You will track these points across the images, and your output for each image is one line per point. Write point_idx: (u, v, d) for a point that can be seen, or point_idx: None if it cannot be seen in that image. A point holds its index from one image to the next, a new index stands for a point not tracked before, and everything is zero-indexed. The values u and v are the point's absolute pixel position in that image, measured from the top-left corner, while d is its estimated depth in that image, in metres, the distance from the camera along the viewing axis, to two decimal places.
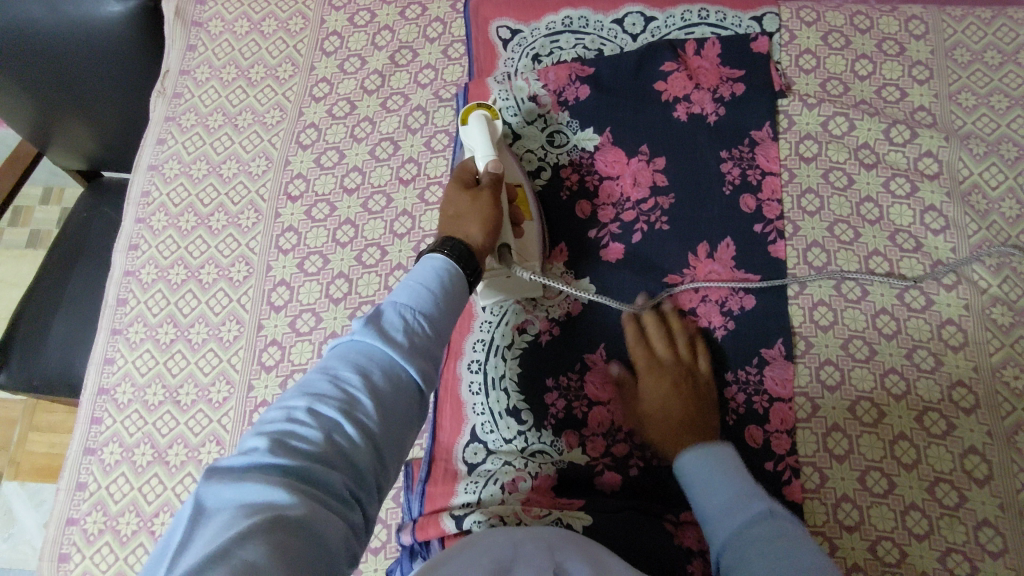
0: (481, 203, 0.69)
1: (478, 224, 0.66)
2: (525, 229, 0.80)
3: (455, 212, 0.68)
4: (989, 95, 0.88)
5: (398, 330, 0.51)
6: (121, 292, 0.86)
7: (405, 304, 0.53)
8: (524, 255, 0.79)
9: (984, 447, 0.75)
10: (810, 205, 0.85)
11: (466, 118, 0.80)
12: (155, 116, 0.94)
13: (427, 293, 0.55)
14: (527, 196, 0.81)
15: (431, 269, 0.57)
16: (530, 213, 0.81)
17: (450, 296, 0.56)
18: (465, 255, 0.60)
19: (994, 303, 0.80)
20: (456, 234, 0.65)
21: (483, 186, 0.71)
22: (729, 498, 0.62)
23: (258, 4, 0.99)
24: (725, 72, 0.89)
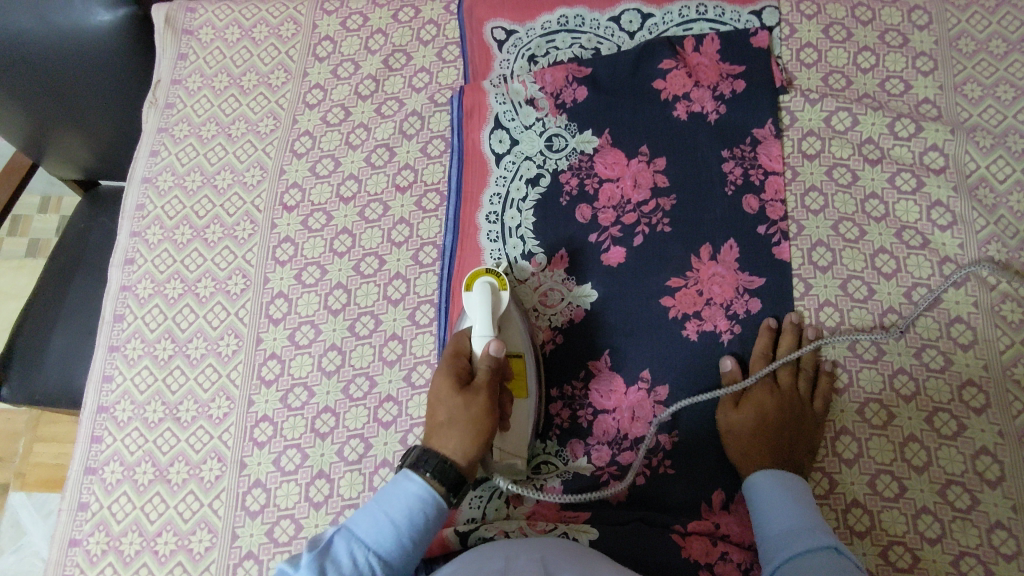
0: (473, 407, 0.66)
1: (462, 436, 0.65)
2: (514, 417, 0.74)
3: (442, 417, 0.67)
4: (995, 85, 0.86)
5: (348, 570, 0.57)
6: (118, 308, 0.85)
7: (366, 544, 0.59)
8: (507, 449, 0.73)
9: (996, 448, 0.74)
10: (814, 204, 0.84)
11: (471, 282, 0.76)
12: (148, 128, 0.93)
13: (393, 529, 0.59)
14: (524, 372, 0.75)
15: (403, 497, 0.61)
16: (526, 395, 0.75)
17: (421, 539, 0.61)
18: (448, 469, 0.63)
19: (1003, 300, 0.78)
20: (441, 447, 0.65)
21: (479, 389, 0.67)
22: (794, 525, 0.64)
23: (249, 10, 0.97)
24: (725, 68, 0.88)
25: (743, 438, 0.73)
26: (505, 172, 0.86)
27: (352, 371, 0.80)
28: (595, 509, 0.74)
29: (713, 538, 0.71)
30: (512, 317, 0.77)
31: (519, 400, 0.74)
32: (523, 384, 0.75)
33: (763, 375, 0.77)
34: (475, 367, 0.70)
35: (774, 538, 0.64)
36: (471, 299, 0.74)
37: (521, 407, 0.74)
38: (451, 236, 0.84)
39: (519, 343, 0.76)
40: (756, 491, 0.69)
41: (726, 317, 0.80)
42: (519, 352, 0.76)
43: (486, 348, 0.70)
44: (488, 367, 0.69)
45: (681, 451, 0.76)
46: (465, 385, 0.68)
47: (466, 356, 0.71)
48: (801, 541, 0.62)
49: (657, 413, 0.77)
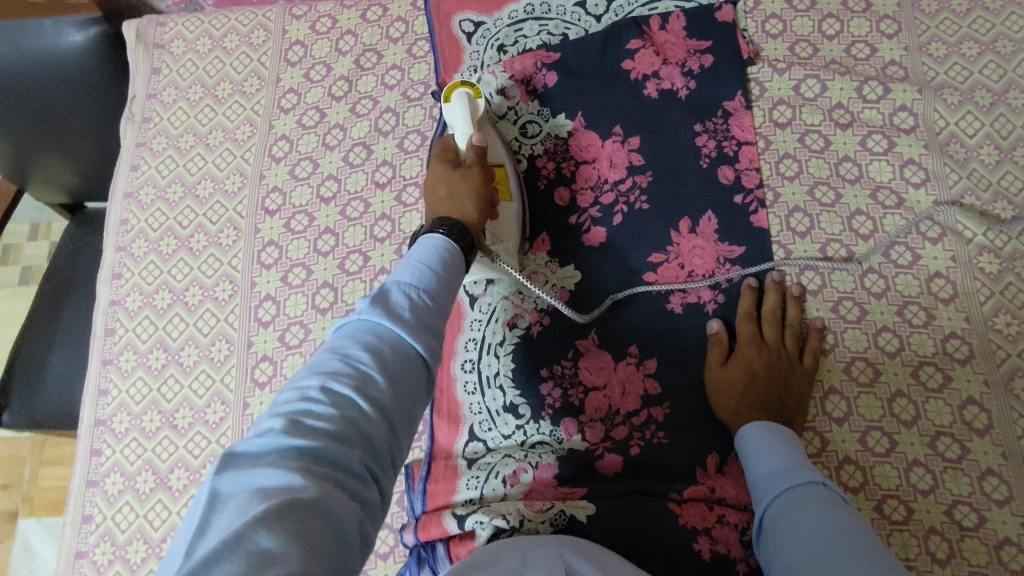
0: (471, 179, 0.69)
1: (471, 202, 0.67)
2: (503, 213, 0.79)
3: (445, 191, 0.69)
4: (959, 43, 0.87)
5: (403, 307, 0.49)
6: (109, 322, 0.86)
7: (408, 281, 0.51)
8: (499, 234, 0.78)
9: (982, 397, 0.75)
10: (788, 170, 0.85)
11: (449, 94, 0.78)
12: (127, 143, 0.94)
13: (427, 271, 0.53)
14: (507, 179, 0.81)
15: (429, 247, 0.56)
16: (510, 194, 0.81)
17: (450, 274, 0.55)
18: (463, 232, 0.59)
19: (981, 252, 0.79)
20: (450, 212, 0.66)
21: (471, 164, 0.71)
22: (779, 466, 0.65)
23: (218, 21, 0.98)
24: (692, 44, 0.89)
25: (732, 400, 0.74)
26: None
27: None
28: (592, 483, 0.74)
29: (709, 504, 0.71)
30: (488, 131, 0.82)
31: (506, 204, 0.80)
32: (505, 187, 0.81)
33: (751, 337, 0.76)
34: (463, 152, 0.74)
35: (762, 481, 0.65)
36: (449, 108, 0.77)
37: (507, 207, 0.80)
38: None
39: (498, 154, 0.82)
40: (744, 440, 0.70)
41: (709, 288, 0.81)
42: (500, 164, 0.82)
43: (469, 141, 0.74)
44: (477, 148, 0.73)
45: (674, 421, 0.76)
46: (456, 164, 0.72)
47: (455, 145, 0.75)
48: (787, 479, 0.63)
49: (646, 386, 0.78)
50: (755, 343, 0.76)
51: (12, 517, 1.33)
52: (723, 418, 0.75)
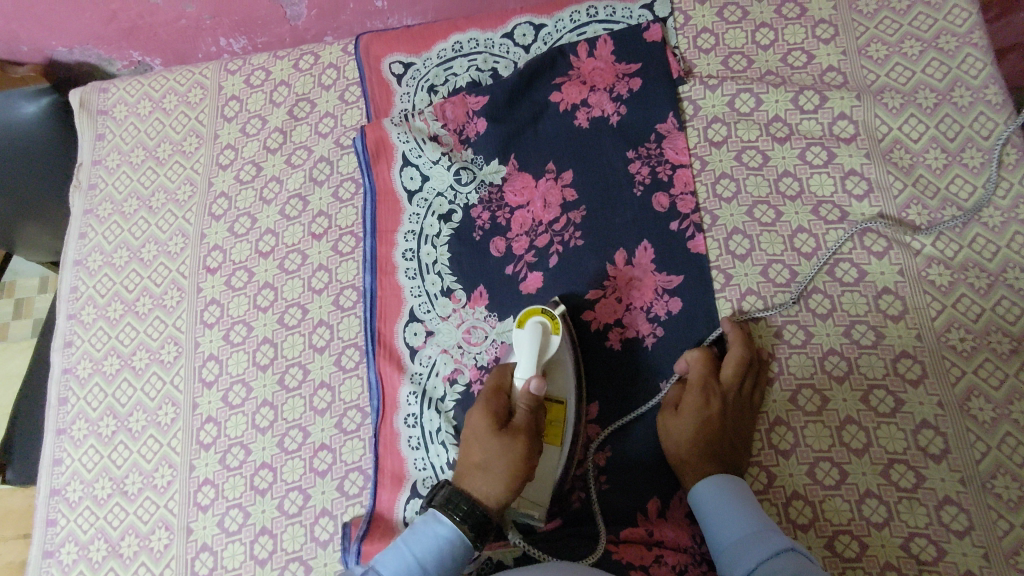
0: (506, 458, 0.65)
1: (488, 480, 0.65)
2: (542, 470, 0.71)
3: (478, 456, 0.66)
4: (900, 42, 0.83)
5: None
6: (61, 391, 0.88)
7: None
8: (529, 497, 0.71)
9: (937, 420, 0.71)
10: (726, 191, 0.82)
11: (522, 319, 0.71)
12: (76, 212, 0.96)
13: (417, 569, 0.59)
14: (563, 425, 0.72)
15: (433, 536, 0.61)
16: (561, 443, 0.72)
17: (448, 569, 0.60)
18: (473, 512, 0.63)
19: (930, 264, 0.75)
20: (474, 489, 0.65)
21: (515, 433, 0.66)
22: (746, 534, 0.62)
23: (158, 82, 1.00)
24: (621, 68, 0.86)
25: (682, 445, 0.71)
26: (418, 209, 0.86)
27: (285, 425, 0.81)
28: (527, 534, 0.72)
29: (647, 544, 0.70)
30: (560, 367, 0.73)
31: (550, 449, 0.72)
32: (560, 430, 0.72)
33: (704, 379, 0.72)
34: (514, 404, 0.68)
35: (730, 550, 0.63)
36: (518, 334, 0.70)
37: (550, 457, 0.72)
38: (369, 276, 0.84)
39: (564, 390, 0.73)
40: (700, 501, 0.68)
41: (648, 321, 0.78)
42: (562, 401, 0.73)
43: (526, 386, 0.67)
44: (526, 410, 0.67)
45: (618, 467, 0.74)
46: (501, 428, 0.66)
47: (508, 390, 0.69)
48: (756, 547, 0.60)
49: (588, 431, 0.76)
50: (708, 390, 0.72)
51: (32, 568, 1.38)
52: (669, 459, 0.72)
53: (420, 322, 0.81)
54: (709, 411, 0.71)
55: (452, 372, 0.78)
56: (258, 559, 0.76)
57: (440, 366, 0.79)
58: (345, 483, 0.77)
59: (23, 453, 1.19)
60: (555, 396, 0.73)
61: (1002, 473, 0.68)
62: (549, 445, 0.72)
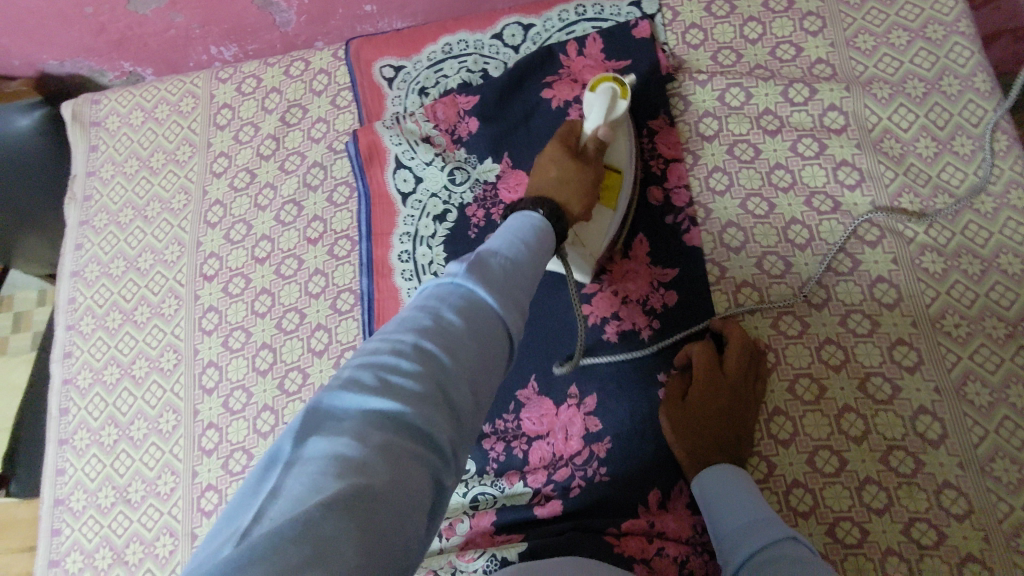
0: (580, 179, 0.66)
1: (571, 197, 0.63)
2: (596, 216, 0.74)
3: (554, 168, 0.66)
4: (888, 32, 0.84)
5: (489, 268, 0.45)
6: (62, 402, 0.88)
7: (496, 250, 0.48)
8: (579, 235, 0.73)
9: (935, 405, 0.71)
10: (718, 185, 0.82)
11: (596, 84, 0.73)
12: (71, 223, 0.96)
13: (521, 246, 0.50)
14: (620, 188, 0.75)
15: (524, 224, 0.54)
16: (615, 207, 0.75)
17: (541, 247, 0.53)
18: (560, 219, 0.58)
19: (923, 252, 0.76)
20: (552, 196, 0.62)
21: (590, 163, 0.67)
22: (745, 523, 0.62)
23: (149, 92, 1.00)
24: (611, 66, 0.87)
25: (689, 438, 0.71)
26: (412, 211, 0.86)
27: (286, 429, 0.81)
28: (529, 529, 0.73)
29: (648, 536, 0.70)
30: (620, 131, 0.76)
31: (604, 210, 0.75)
32: (615, 195, 0.75)
33: (709, 371, 0.73)
34: (585, 144, 0.69)
35: (729, 538, 0.63)
36: (590, 98, 0.71)
37: (604, 214, 0.74)
38: (366, 279, 0.84)
39: (622, 159, 0.76)
40: (704, 489, 0.68)
41: (644, 314, 0.79)
42: (618, 167, 0.76)
43: (598, 134, 0.69)
44: (596, 148, 0.68)
45: (617, 459, 0.74)
46: (575, 154, 0.68)
47: (578, 133, 0.70)
48: (755, 536, 0.60)
49: (588, 425, 0.76)
50: (715, 383, 0.72)
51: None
52: (676, 454, 0.72)
53: None
54: (717, 406, 0.71)
55: None
56: None
57: None
58: None
59: (26, 467, 1.20)
60: (612, 159, 0.76)
61: (1001, 456, 0.68)
62: (603, 206, 0.75)
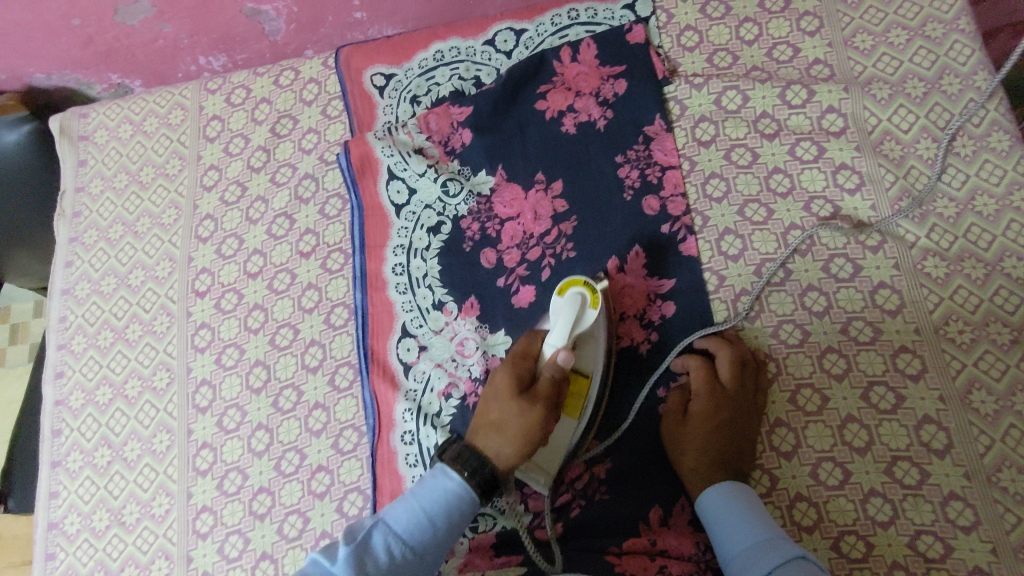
0: (526, 420, 0.65)
1: (503, 441, 0.65)
2: (557, 434, 0.71)
3: (494, 415, 0.67)
4: (886, 31, 0.82)
5: (380, 556, 0.58)
6: (55, 423, 0.87)
7: (394, 532, 0.60)
8: (539, 462, 0.72)
9: (939, 414, 0.70)
10: (715, 191, 0.81)
11: (563, 290, 0.67)
12: (61, 240, 0.95)
13: (427, 522, 0.61)
14: (583, 397, 0.71)
15: (436, 491, 0.62)
16: (580, 414, 0.71)
17: (454, 523, 0.62)
18: (481, 468, 0.64)
19: (926, 257, 0.74)
20: (488, 445, 0.66)
21: (538, 398, 0.66)
22: (753, 545, 0.61)
23: (138, 105, 0.99)
24: (605, 71, 0.85)
25: (692, 455, 0.70)
26: (406, 223, 0.85)
27: (281, 448, 0.80)
28: (529, 551, 0.72)
29: (650, 555, 0.69)
30: (594, 343, 0.70)
31: (568, 421, 0.71)
32: (580, 405, 0.71)
33: (705, 387, 0.72)
34: (539, 371, 0.66)
35: (737, 560, 0.61)
36: (556, 303, 0.67)
37: (565, 428, 0.71)
38: (360, 293, 0.83)
39: (591, 365, 0.71)
40: (709, 509, 0.66)
41: (642, 327, 0.78)
42: (588, 374, 0.71)
43: (554, 356, 0.65)
44: (549, 380, 0.66)
45: (618, 478, 0.73)
46: (523, 391, 0.66)
47: (533, 359, 0.68)
48: (763, 557, 0.59)
49: (588, 446, 0.75)
50: (713, 398, 0.71)
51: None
52: (682, 473, 0.71)
53: (413, 337, 0.80)
54: (717, 420, 0.70)
55: (448, 387, 0.78)
56: None
57: (435, 381, 0.78)
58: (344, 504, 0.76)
59: (22, 484, 1.19)
60: (581, 367, 0.71)
61: (1008, 466, 0.67)
62: (566, 416, 0.71)
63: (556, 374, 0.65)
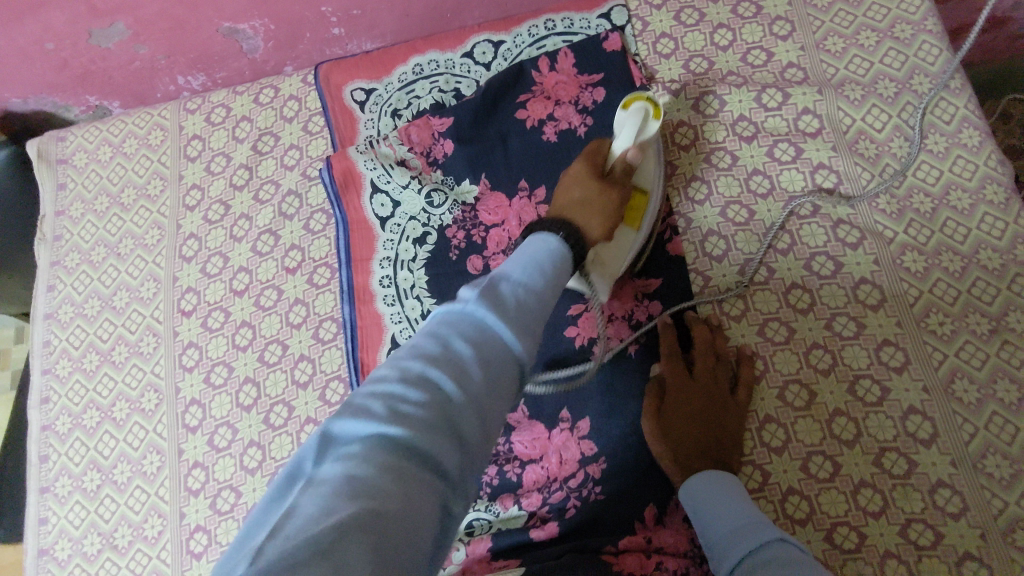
0: (605, 197, 0.63)
1: (603, 222, 0.60)
2: (619, 237, 0.72)
3: (574, 198, 0.62)
4: (856, 33, 0.84)
5: (508, 303, 0.45)
6: (42, 449, 0.86)
7: (517, 278, 0.48)
8: (603, 258, 0.71)
9: (924, 405, 0.71)
10: (698, 194, 0.82)
11: (628, 102, 0.70)
12: (42, 264, 0.94)
13: (539, 274, 0.49)
14: (645, 207, 0.73)
15: (544, 248, 0.52)
16: (638, 227, 0.73)
17: (556, 285, 0.50)
18: (580, 243, 0.55)
19: (904, 251, 0.76)
20: (578, 219, 0.59)
21: (617, 184, 0.64)
22: (736, 527, 0.61)
23: (117, 127, 0.98)
24: (584, 80, 0.86)
25: (670, 445, 0.70)
26: (392, 235, 0.85)
27: (274, 465, 0.79)
28: (526, 554, 0.72)
29: (646, 552, 0.69)
30: (648, 152, 0.74)
31: (627, 231, 0.72)
32: (638, 219, 0.73)
33: (680, 377, 0.73)
34: (612, 166, 0.67)
35: (721, 543, 0.61)
36: (623, 116, 0.69)
37: (626, 236, 0.72)
38: (347, 307, 0.83)
39: (648, 198, 0.74)
40: (693, 495, 0.67)
41: (630, 328, 0.79)
42: (644, 200, 0.74)
43: (625, 154, 0.66)
44: (623, 169, 0.66)
45: (612, 476, 0.73)
46: (601, 173, 0.65)
47: (604, 155, 0.68)
48: (746, 539, 0.59)
49: (583, 448, 0.75)
50: (686, 386, 0.72)
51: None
52: (664, 466, 0.71)
53: (402, 349, 0.80)
54: (692, 408, 0.71)
55: None
56: None
57: None
58: None
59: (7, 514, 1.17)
60: (640, 178, 0.74)
61: (992, 452, 0.68)
62: (626, 227, 0.72)
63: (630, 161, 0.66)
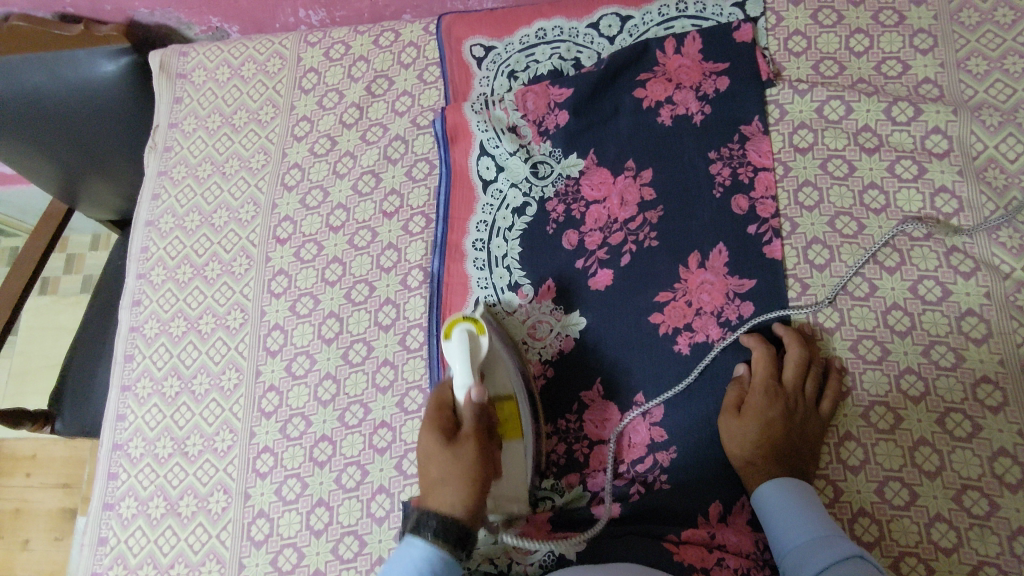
0: (469, 475, 0.64)
1: (460, 494, 0.63)
2: (509, 459, 0.73)
3: (435, 475, 0.65)
4: (1002, 57, 0.80)
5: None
6: (128, 348, 0.90)
7: None
8: (500, 499, 0.74)
9: (1016, 449, 0.69)
10: (808, 199, 0.80)
11: (447, 330, 0.69)
12: (150, 172, 0.98)
13: None
14: (518, 416, 0.73)
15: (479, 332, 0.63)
16: (521, 435, 0.73)
17: None
18: (450, 528, 0.62)
19: (1019, 289, 0.73)
20: (439, 509, 0.63)
21: (466, 442, 0.65)
22: (813, 540, 0.62)
23: (237, 49, 1.01)
24: (708, 67, 0.84)
25: (745, 447, 0.70)
26: (491, 200, 0.86)
27: (347, 400, 0.81)
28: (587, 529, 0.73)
29: (708, 547, 0.68)
30: (498, 353, 0.73)
31: (513, 444, 0.73)
32: (517, 425, 0.73)
33: (766, 380, 0.72)
34: (462, 416, 0.67)
35: (796, 553, 0.62)
36: (447, 348, 0.69)
37: (515, 448, 0.73)
38: (438, 261, 0.84)
39: (507, 384, 0.73)
40: (764, 505, 0.67)
41: (719, 325, 0.77)
42: (511, 394, 0.73)
43: (468, 396, 0.66)
44: (474, 417, 0.66)
45: (680, 467, 0.74)
46: (453, 439, 0.66)
47: (452, 407, 0.68)
48: (824, 553, 0.60)
49: (652, 433, 0.75)
50: (771, 392, 0.71)
51: (72, 514, 1.45)
52: (736, 464, 0.71)
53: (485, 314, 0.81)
54: (772, 414, 0.70)
55: None
56: (313, 530, 0.77)
57: None
58: (404, 463, 0.77)
59: (71, 406, 1.23)
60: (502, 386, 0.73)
61: None
62: (510, 440, 0.73)
63: (475, 409, 0.66)
